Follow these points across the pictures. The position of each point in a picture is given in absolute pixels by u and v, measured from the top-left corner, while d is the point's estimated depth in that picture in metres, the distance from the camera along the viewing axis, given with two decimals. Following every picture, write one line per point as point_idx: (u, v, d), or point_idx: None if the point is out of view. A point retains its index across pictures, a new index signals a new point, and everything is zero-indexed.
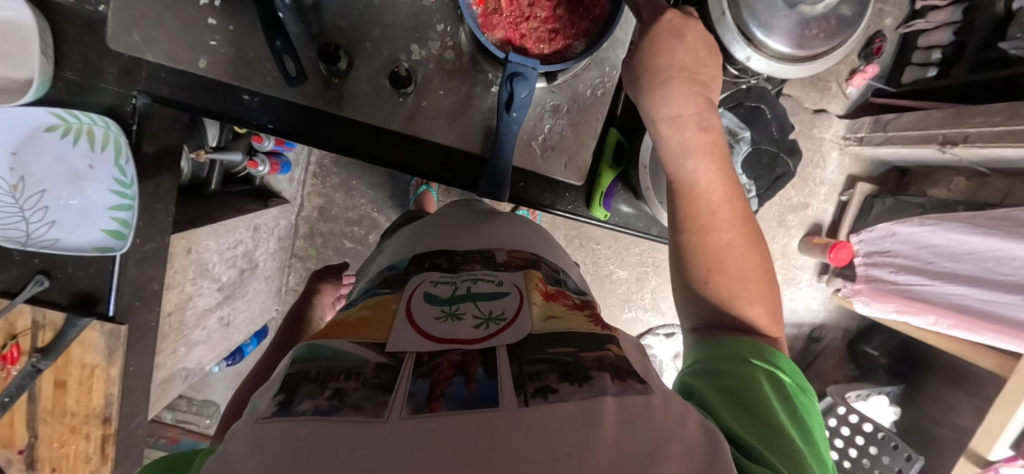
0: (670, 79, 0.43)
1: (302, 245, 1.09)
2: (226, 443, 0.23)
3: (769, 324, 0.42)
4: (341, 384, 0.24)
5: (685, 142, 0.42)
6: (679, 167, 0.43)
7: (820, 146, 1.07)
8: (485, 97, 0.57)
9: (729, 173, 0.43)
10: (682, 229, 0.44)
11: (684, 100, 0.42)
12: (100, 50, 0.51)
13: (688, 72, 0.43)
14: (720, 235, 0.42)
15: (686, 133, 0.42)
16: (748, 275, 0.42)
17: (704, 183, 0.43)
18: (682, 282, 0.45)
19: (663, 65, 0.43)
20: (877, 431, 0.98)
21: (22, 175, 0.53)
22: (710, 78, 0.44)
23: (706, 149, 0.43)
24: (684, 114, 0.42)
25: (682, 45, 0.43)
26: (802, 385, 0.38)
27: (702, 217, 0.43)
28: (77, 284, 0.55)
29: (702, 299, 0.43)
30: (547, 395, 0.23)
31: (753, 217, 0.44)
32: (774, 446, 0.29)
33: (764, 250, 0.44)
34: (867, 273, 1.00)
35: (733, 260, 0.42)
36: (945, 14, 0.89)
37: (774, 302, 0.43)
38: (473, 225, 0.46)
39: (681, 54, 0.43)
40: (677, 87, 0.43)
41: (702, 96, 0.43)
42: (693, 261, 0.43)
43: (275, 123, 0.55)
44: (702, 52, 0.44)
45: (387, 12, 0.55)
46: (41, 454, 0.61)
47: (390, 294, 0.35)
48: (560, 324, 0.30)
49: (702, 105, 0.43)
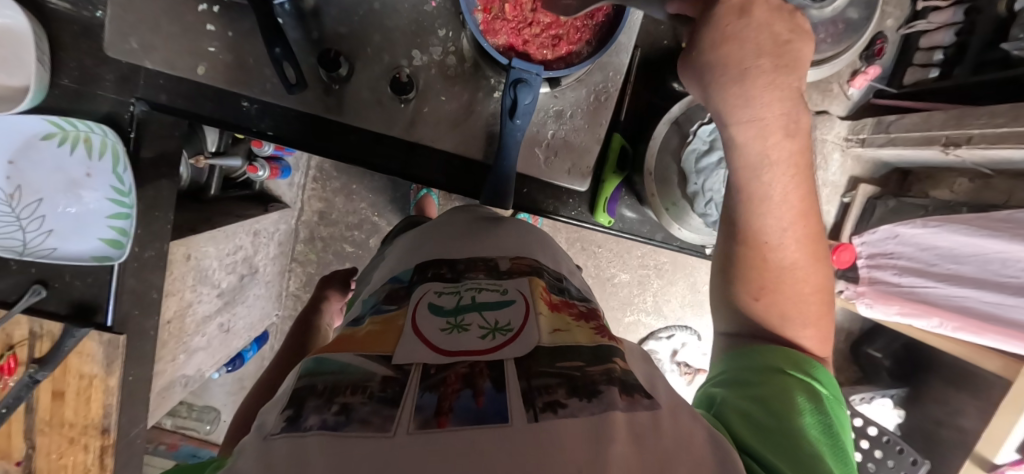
0: (749, 71, 0.37)
1: (302, 250, 1.09)
2: (233, 459, 0.22)
3: (817, 346, 0.42)
4: (348, 398, 0.23)
5: (766, 151, 0.39)
6: (752, 179, 0.40)
7: (821, 147, 1.05)
8: (488, 102, 0.56)
9: (807, 187, 0.40)
10: (741, 242, 0.42)
11: (767, 101, 0.37)
12: (96, 56, 0.50)
13: (768, 57, 0.37)
14: (784, 253, 0.41)
15: (769, 140, 0.38)
16: (807, 298, 0.42)
17: (778, 198, 0.40)
18: (728, 293, 0.44)
19: (737, 56, 0.37)
20: (882, 434, 0.98)
21: (18, 183, 0.53)
22: (796, 56, 0.38)
23: (787, 160, 0.39)
24: (766, 118, 0.38)
25: (752, 23, 0.37)
26: (839, 399, 0.37)
27: (769, 235, 0.41)
28: (73, 294, 0.54)
29: (749, 316, 0.43)
30: (557, 410, 0.23)
31: (823, 234, 0.43)
32: (792, 452, 0.29)
33: (825, 270, 0.43)
34: (870, 275, 0.98)
35: (791, 282, 0.41)
36: (947, 14, 0.88)
37: (827, 325, 0.43)
38: (478, 233, 0.45)
39: (754, 38, 0.37)
40: (757, 82, 0.37)
41: (789, 88, 0.38)
42: (747, 277, 0.42)
43: (275, 130, 0.54)
44: (779, 27, 0.37)
45: (388, 17, 0.54)
46: (40, 465, 0.60)
47: (395, 309, 0.34)
48: (566, 337, 0.30)
49: (790, 103, 0.38)
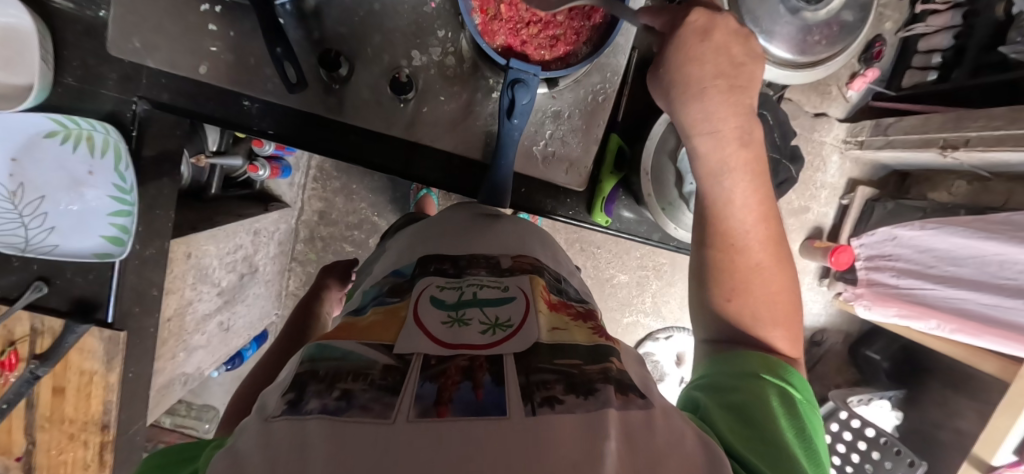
0: (705, 89, 0.40)
1: (302, 249, 1.09)
2: (234, 440, 0.23)
3: (789, 347, 0.42)
4: (349, 384, 0.24)
5: (724, 159, 0.41)
6: (714, 185, 0.42)
7: (820, 150, 1.08)
8: (486, 103, 0.57)
9: (766, 193, 0.42)
10: (709, 245, 0.43)
11: (721, 114, 0.40)
12: (99, 55, 0.51)
13: (724, 77, 0.40)
14: (750, 255, 0.41)
15: (726, 149, 0.41)
16: (774, 298, 0.41)
17: (739, 202, 0.42)
18: (702, 296, 0.44)
19: (694, 75, 0.40)
20: (880, 436, 0.98)
21: (21, 181, 0.53)
22: (747, 78, 0.41)
23: (746, 166, 0.41)
24: (723, 130, 0.40)
25: (710, 45, 0.40)
26: (813, 403, 0.37)
27: (733, 236, 0.42)
28: (75, 291, 0.54)
29: (721, 319, 0.42)
30: (553, 405, 0.23)
31: (786, 239, 0.43)
32: (770, 458, 0.30)
33: (792, 273, 0.43)
34: (867, 277, 1.00)
35: (760, 283, 0.41)
36: (944, 18, 0.89)
37: (796, 327, 0.43)
38: (474, 230, 0.45)
39: (711, 58, 0.40)
40: (713, 98, 0.40)
41: (741, 105, 0.41)
42: (717, 280, 0.42)
43: (275, 129, 0.55)
44: (736, 50, 0.40)
45: (388, 18, 0.55)
46: (40, 461, 0.60)
47: (397, 301, 0.34)
48: (565, 335, 0.30)
49: (742, 115, 0.41)
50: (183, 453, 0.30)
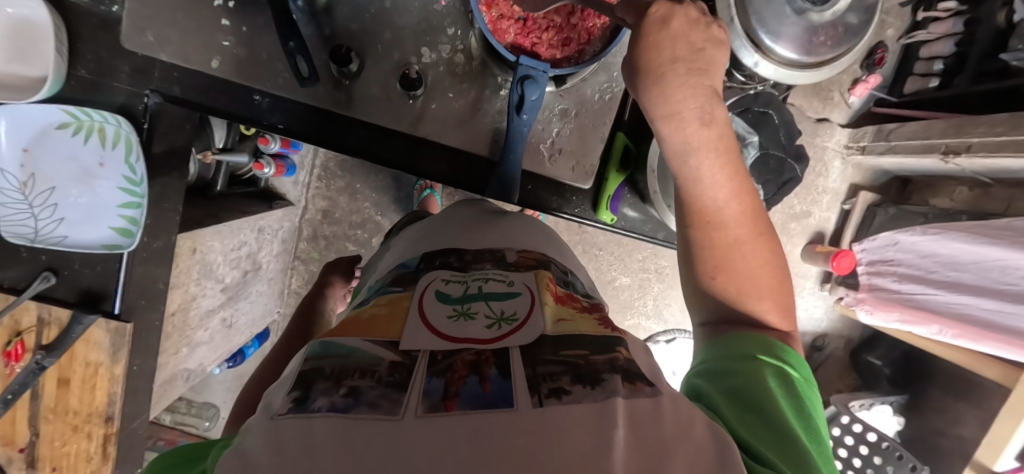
0: (663, 74, 0.39)
1: (305, 247, 1.09)
2: (241, 438, 0.23)
3: (780, 319, 0.42)
4: (356, 382, 0.24)
5: (687, 139, 0.40)
6: (682, 165, 0.41)
7: (822, 154, 1.08)
8: (494, 100, 0.57)
9: (736, 167, 0.41)
10: (688, 225, 0.43)
11: (681, 97, 0.39)
12: (113, 49, 0.52)
13: (682, 61, 0.39)
14: (728, 231, 0.41)
15: (687, 130, 0.40)
16: (758, 272, 0.41)
17: (708, 181, 0.41)
18: (690, 276, 0.44)
19: (655, 61, 0.40)
20: (881, 441, 0.97)
21: (31, 172, 0.53)
22: (710, 62, 0.40)
23: (710, 145, 0.40)
24: (684, 111, 0.39)
25: (669, 34, 0.39)
26: (810, 379, 0.37)
27: (708, 215, 0.41)
28: (85, 282, 0.55)
29: (710, 297, 0.43)
30: (561, 396, 0.23)
31: (763, 212, 0.43)
32: (777, 442, 0.30)
33: (775, 245, 0.43)
34: (869, 282, 1.00)
35: (742, 258, 0.41)
36: (946, 25, 0.90)
37: (785, 297, 0.43)
38: (480, 225, 0.46)
39: (673, 46, 0.39)
40: (672, 81, 0.39)
41: (702, 87, 0.40)
42: (701, 258, 0.42)
43: (285, 123, 0.55)
44: (694, 36, 0.40)
45: (398, 15, 0.55)
46: (43, 453, 0.60)
47: (402, 293, 0.35)
48: (571, 326, 0.30)
49: (702, 97, 0.39)
50: (190, 454, 0.30)
